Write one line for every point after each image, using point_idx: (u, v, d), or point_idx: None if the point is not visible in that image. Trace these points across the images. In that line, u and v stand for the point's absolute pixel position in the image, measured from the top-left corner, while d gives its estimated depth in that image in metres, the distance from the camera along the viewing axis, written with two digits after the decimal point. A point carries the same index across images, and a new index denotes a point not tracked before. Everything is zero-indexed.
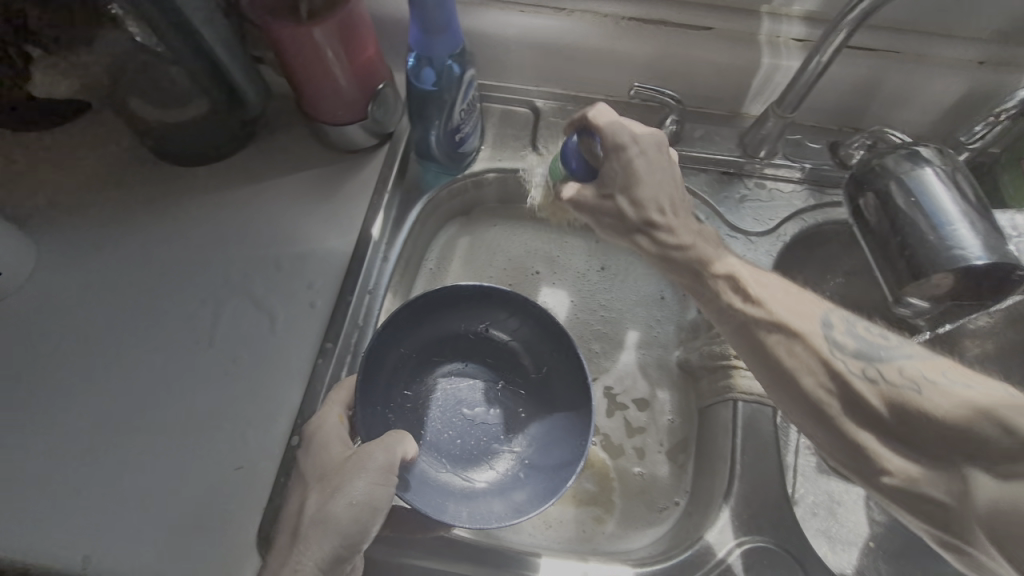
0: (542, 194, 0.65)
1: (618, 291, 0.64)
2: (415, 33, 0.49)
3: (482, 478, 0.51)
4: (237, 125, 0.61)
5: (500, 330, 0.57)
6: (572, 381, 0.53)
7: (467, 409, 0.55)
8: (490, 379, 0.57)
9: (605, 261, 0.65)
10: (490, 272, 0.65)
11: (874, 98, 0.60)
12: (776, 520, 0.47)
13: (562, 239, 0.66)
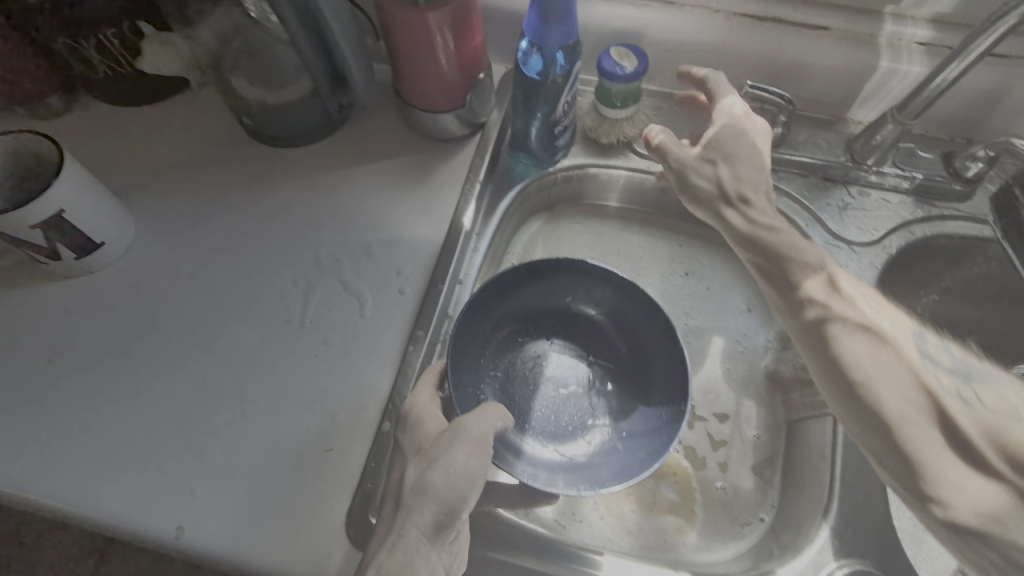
0: (631, 193, 0.65)
1: (703, 299, 0.62)
2: (532, 20, 0.49)
3: (578, 452, 0.51)
4: (335, 108, 0.62)
5: (587, 304, 0.57)
6: (665, 355, 0.52)
7: (560, 388, 0.55)
8: (575, 353, 0.57)
9: (690, 268, 0.64)
10: None
11: (998, 108, 0.57)
12: (879, 545, 0.45)
13: (648, 241, 0.65)
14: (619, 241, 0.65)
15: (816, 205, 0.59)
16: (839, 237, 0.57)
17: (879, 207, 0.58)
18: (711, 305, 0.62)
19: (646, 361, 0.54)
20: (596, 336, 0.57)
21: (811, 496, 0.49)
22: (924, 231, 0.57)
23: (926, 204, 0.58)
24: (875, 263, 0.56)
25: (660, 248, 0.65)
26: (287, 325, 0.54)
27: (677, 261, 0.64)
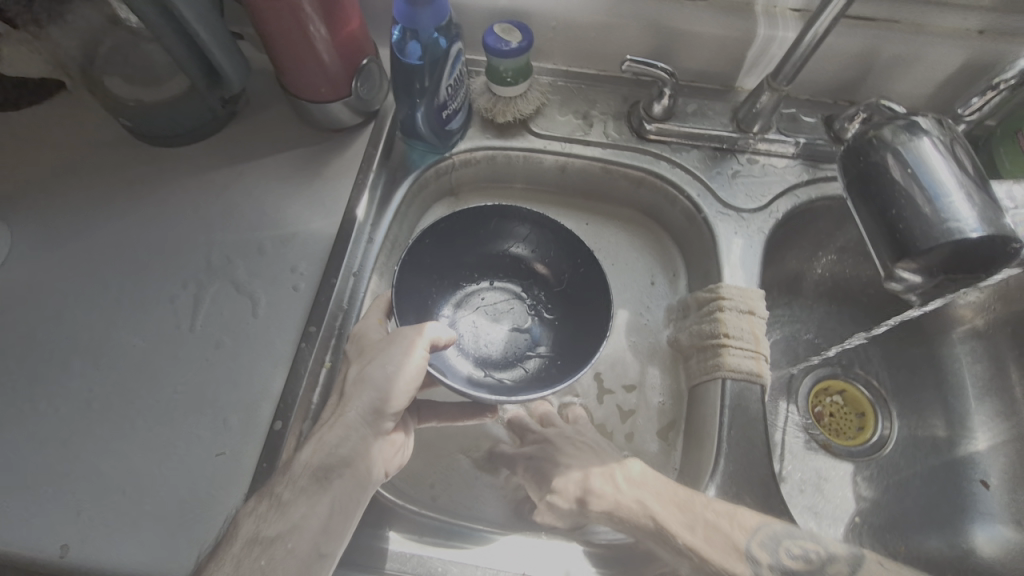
0: (531, 172, 0.64)
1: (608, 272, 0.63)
2: (400, 6, 0.48)
3: (511, 379, 0.54)
4: (218, 103, 0.59)
5: (520, 246, 0.59)
6: (593, 288, 0.54)
7: (501, 323, 0.58)
8: (515, 291, 0.59)
9: (595, 243, 0.65)
10: None
11: (872, 70, 0.58)
12: (762, 499, 0.47)
13: (553, 217, 0.66)
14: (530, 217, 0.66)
15: (708, 174, 0.60)
16: (727, 206, 0.59)
17: (765, 173, 0.60)
18: (618, 280, 0.63)
19: (575, 294, 0.57)
20: (536, 277, 0.59)
21: (702, 458, 0.51)
22: (808, 194, 0.59)
23: (811, 166, 0.60)
24: (763, 229, 0.58)
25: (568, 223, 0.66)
26: (178, 330, 0.52)
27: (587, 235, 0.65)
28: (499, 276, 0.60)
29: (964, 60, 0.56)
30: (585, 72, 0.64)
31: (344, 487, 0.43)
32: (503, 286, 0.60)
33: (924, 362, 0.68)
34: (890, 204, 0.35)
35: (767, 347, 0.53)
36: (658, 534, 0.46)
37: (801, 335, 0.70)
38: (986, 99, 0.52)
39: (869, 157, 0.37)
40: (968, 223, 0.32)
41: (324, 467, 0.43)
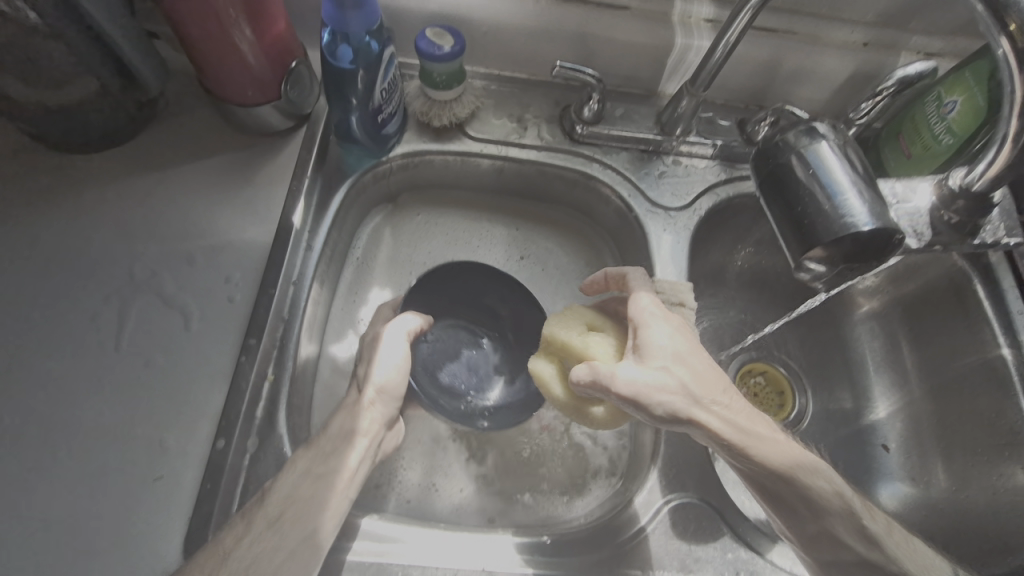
0: (464, 179, 0.66)
1: (533, 282, 0.66)
2: (328, 9, 0.48)
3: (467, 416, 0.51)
4: (133, 107, 0.55)
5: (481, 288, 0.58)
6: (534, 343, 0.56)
7: (458, 366, 0.55)
8: (466, 335, 0.57)
9: (522, 252, 0.67)
10: (410, 268, 0.64)
11: (776, 77, 0.64)
12: (700, 477, 0.51)
13: (484, 231, 0.67)
14: (467, 225, 0.67)
15: (637, 175, 0.63)
16: (656, 205, 0.62)
17: (688, 173, 0.64)
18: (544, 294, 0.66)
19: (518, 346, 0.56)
20: (489, 322, 0.57)
21: (645, 444, 0.54)
22: (727, 192, 0.64)
23: (728, 167, 0.65)
24: (689, 225, 0.62)
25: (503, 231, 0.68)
26: (100, 349, 0.49)
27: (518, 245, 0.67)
28: (450, 319, 0.57)
29: (853, 68, 0.62)
30: (516, 76, 0.66)
31: (361, 463, 0.46)
32: (454, 326, 0.56)
33: (832, 341, 0.75)
34: (795, 201, 0.39)
35: (697, 337, 0.57)
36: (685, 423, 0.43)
37: (726, 323, 0.75)
38: (872, 105, 0.58)
39: (775, 159, 0.41)
40: (860, 217, 0.36)
41: (350, 435, 0.46)
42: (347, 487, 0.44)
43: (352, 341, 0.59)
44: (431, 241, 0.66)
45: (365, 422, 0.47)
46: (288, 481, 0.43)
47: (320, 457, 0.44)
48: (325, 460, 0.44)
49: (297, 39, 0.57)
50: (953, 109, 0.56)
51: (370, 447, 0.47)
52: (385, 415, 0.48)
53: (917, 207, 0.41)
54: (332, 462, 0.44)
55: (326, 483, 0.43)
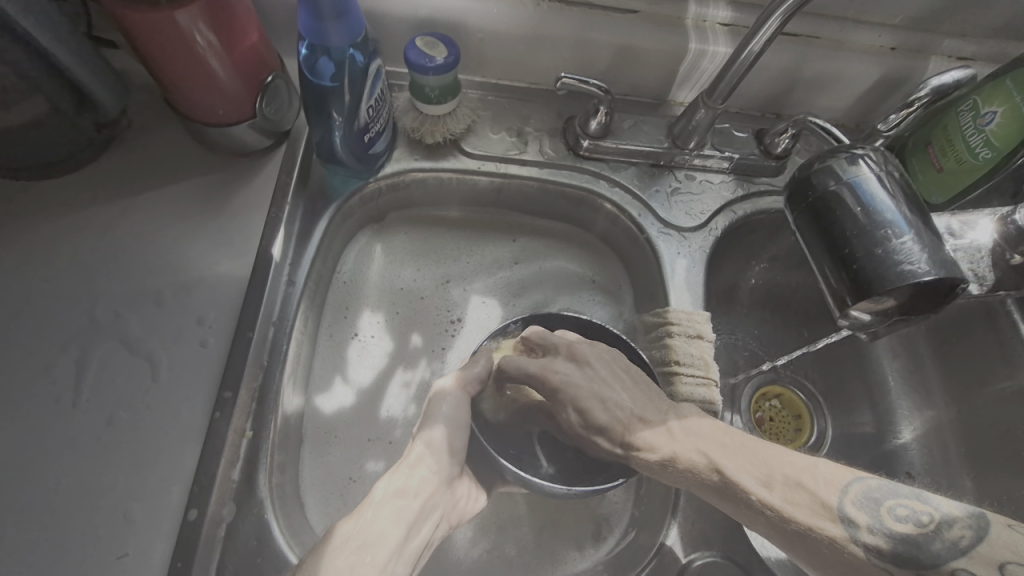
0: (461, 188, 0.59)
1: (534, 283, 0.61)
2: (305, 19, 0.42)
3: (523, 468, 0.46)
4: (91, 129, 0.50)
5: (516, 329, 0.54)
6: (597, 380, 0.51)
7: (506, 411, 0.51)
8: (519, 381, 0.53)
9: (515, 254, 0.62)
10: (404, 285, 0.59)
11: (796, 85, 0.59)
12: (722, 530, 0.47)
13: (479, 237, 0.62)
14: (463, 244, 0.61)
15: (646, 192, 0.59)
16: (668, 225, 0.57)
17: (701, 189, 0.59)
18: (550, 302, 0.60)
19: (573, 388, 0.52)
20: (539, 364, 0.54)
21: (662, 495, 0.50)
22: (743, 209, 0.59)
23: (744, 181, 0.60)
24: (704, 247, 0.57)
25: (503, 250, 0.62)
26: (55, 405, 0.43)
27: (521, 265, 0.61)
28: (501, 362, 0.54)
29: (880, 75, 0.57)
30: (514, 85, 0.60)
31: (413, 529, 0.39)
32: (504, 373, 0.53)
33: (850, 360, 0.68)
34: (842, 242, 0.36)
35: (716, 371, 0.52)
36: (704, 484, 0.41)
37: (739, 343, 0.69)
38: (903, 117, 0.52)
39: (818, 190, 0.38)
40: (920, 265, 0.33)
41: (395, 497, 0.40)
42: (395, 558, 0.37)
43: (340, 390, 0.53)
44: (425, 265, 0.60)
45: (418, 483, 0.41)
46: (328, 551, 0.37)
47: (362, 521, 0.38)
48: (367, 521, 0.38)
49: (274, 49, 0.51)
50: (992, 121, 0.50)
51: (425, 510, 0.40)
52: (440, 473, 0.42)
53: (976, 243, 0.38)
54: (380, 525, 0.38)
55: (369, 547, 0.37)
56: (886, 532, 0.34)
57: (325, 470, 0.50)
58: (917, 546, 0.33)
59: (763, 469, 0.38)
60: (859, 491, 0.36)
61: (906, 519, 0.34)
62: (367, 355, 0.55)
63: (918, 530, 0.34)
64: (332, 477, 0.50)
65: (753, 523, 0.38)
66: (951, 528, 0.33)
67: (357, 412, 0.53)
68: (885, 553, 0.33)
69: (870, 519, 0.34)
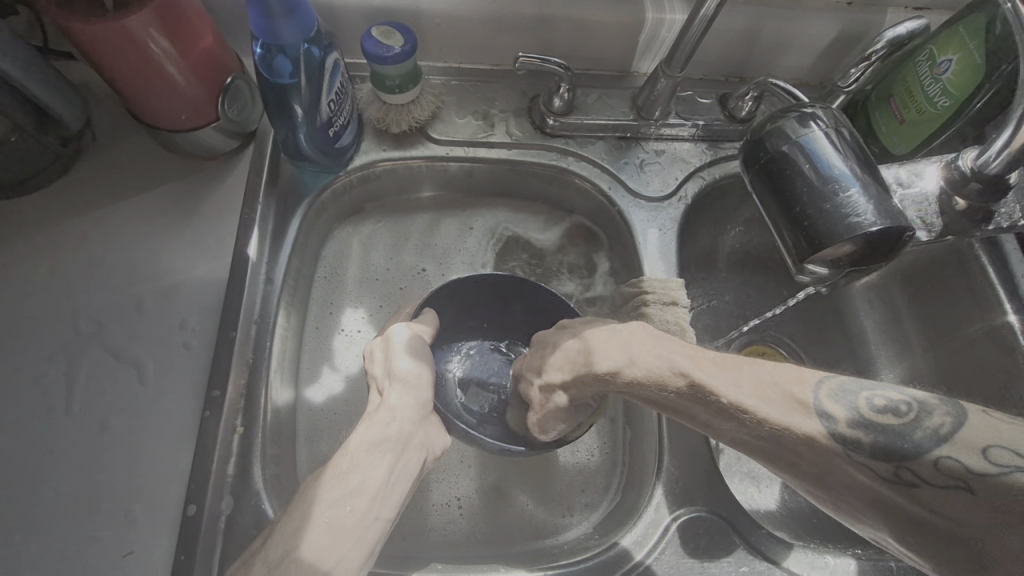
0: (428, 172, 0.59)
1: (499, 248, 0.62)
2: (256, 19, 0.42)
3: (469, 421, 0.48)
4: (57, 144, 0.50)
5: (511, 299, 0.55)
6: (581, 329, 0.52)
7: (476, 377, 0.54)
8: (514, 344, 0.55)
9: (475, 226, 0.63)
10: (379, 276, 0.60)
11: (757, 47, 0.59)
12: (706, 488, 0.48)
13: (442, 216, 0.63)
14: (435, 229, 0.62)
15: (616, 165, 0.59)
16: (638, 195, 0.58)
17: (669, 158, 0.60)
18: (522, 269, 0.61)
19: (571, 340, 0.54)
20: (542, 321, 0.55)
21: (647, 460, 0.51)
22: (712, 174, 0.60)
23: (711, 146, 0.61)
24: (675, 215, 0.58)
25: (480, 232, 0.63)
26: (48, 416, 0.44)
27: (487, 238, 0.63)
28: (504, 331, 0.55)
29: (838, 30, 0.58)
30: (477, 69, 0.61)
31: (398, 465, 0.39)
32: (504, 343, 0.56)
33: (829, 315, 0.69)
34: (794, 200, 0.37)
35: (693, 335, 0.53)
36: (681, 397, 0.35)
37: (721, 307, 0.68)
38: (863, 70, 0.52)
39: (770, 151, 0.39)
40: (868, 216, 0.35)
41: (379, 441, 0.39)
42: (378, 500, 0.37)
43: (328, 384, 0.54)
44: (400, 254, 0.61)
45: (393, 422, 0.40)
46: (302, 506, 0.37)
47: (340, 467, 0.38)
48: (345, 470, 0.38)
49: (231, 50, 0.51)
50: (948, 69, 0.51)
51: (405, 454, 0.40)
52: (415, 411, 0.42)
53: (923, 191, 0.42)
54: (359, 472, 0.38)
55: (355, 485, 0.37)
56: (866, 427, 0.31)
57: (318, 459, 0.51)
58: (897, 437, 0.31)
59: (735, 375, 0.34)
60: (834, 386, 0.33)
61: (885, 411, 0.32)
62: (352, 347, 0.56)
63: (896, 422, 0.31)
64: (325, 467, 0.51)
65: (730, 429, 0.35)
66: (930, 417, 0.31)
67: (347, 404, 0.54)
68: (869, 447, 0.31)
69: (846, 411, 0.32)
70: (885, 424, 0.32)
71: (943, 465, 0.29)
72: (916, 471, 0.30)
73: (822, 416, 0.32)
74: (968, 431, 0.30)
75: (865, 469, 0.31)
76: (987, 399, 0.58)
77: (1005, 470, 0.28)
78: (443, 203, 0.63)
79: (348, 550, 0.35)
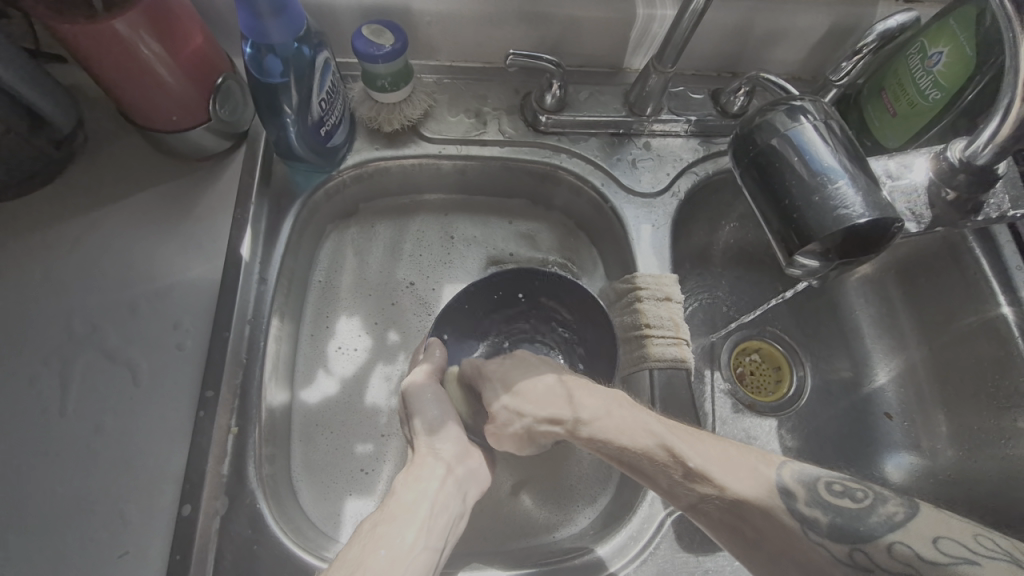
0: (416, 171, 0.59)
1: (486, 249, 0.62)
2: (244, 18, 0.42)
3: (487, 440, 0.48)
4: (49, 146, 0.50)
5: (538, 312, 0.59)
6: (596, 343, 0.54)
7: None
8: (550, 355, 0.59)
9: (457, 230, 0.63)
10: (367, 283, 0.59)
11: (748, 41, 0.59)
12: None
13: (428, 219, 0.63)
14: (422, 234, 0.62)
15: (609, 162, 0.59)
16: (631, 192, 0.58)
17: (661, 154, 0.60)
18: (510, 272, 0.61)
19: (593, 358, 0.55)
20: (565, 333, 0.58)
21: None
22: (705, 170, 0.60)
23: (705, 142, 0.61)
24: (668, 210, 0.58)
25: (466, 235, 0.63)
26: (42, 417, 0.44)
27: (473, 242, 0.62)
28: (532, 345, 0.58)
29: (829, 24, 0.58)
30: (468, 67, 0.61)
31: (437, 502, 0.39)
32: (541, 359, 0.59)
33: (825, 310, 0.69)
34: (783, 194, 0.37)
35: (687, 331, 0.54)
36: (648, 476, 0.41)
37: (716, 303, 0.68)
38: (854, 63, 0.52)
39: (759, 145, 0.39)
40: (855, 209, 0.35)
41: (413, 477, 0.40)
42: (425, 531, 0.37)
43: (323, 382, 0.54)
44: (388, 262, 0.60)
45: (428, 466, 0.41)
46: (359, 539, 0.36)
47: (387, 506, 0.38)
48: (391, 507, 0.38)
49: (222, 50, 0.51)
50: (938, 62, 0.50)
51: (446, 487, 0.40)
52: (446, 458, 0.42)
53: (912, 183, 0.43)
54: (405, 508, 0.38)
55: (401, 518, 0.37)
56: (823, 506, 0.37)
57: (314, 458, 0.51)
58: (853, 518, 0.36)
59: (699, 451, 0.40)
60: (793, 471, 0.40)
61: (842, 495, 0.38)
62: (348, 344, 0.56)
63: (853, 505, 0.37)
64: (321, 467, 0.51)
65: (710, 514, 0.39)
66: (885, 505, 0.37)
67: (342, 402, 0.54)
68: (826, 527, 0.36)
69: (806, 491, 0.38)
70: (845, 507, 0.37)
71: (896, 550, 0.34)
72: (869, 553, 0.35)
73: (789, 498, 0.38)
74: (915, 522, 0.35)
75: (821, 546, 0.36)
76: (982, 391, 0.58)
77: (954, 560, 0.32)
78: (427, 206, 0.63)
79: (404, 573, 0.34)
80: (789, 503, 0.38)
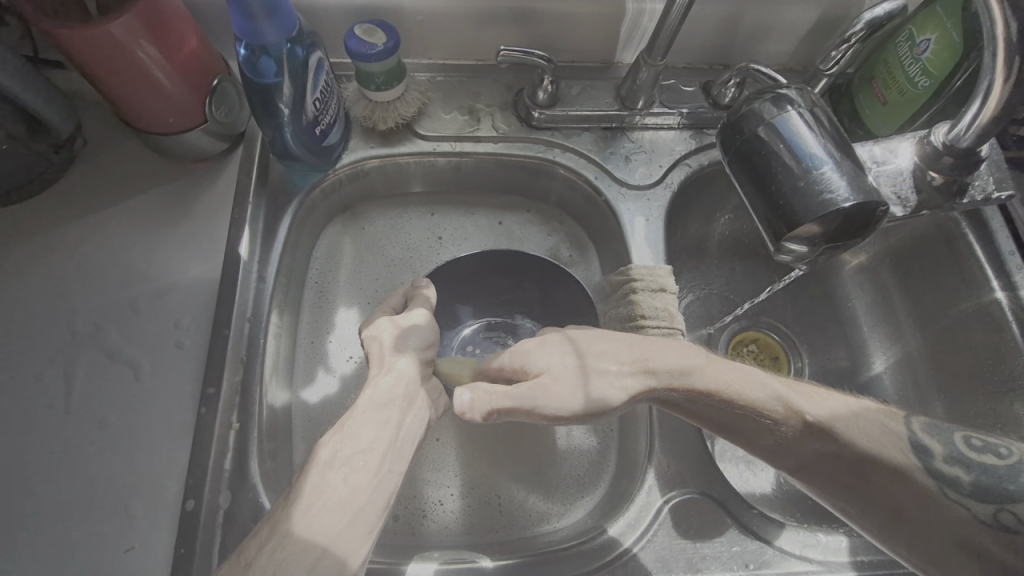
0: (411, 168, 0.60)
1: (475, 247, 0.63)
2: (237, 21, 0.43)
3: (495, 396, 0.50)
4: (48, 150, 0.51)
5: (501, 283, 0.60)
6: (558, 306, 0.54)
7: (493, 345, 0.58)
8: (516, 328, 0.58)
9: (442, 231, 0.63)
10: (361, 285, 0.60)
11: (739, 33, 0.60)
12: (698, 471, 0.49)
13: (415, 220, 0.63)
14: (408, 238, 0.63)
15: (603, 155, 0.60)
16: (625, 184, 0.59)
17: (654, 147, 0.60)
18: None
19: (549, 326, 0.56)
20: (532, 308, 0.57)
21: (638, 442, 0.52)
22: (699, 161, 0.60)
23: (697, 134, 0.61)
24: (662, 202, 0.58)
25: (452, 236, 0.63)
26: (48, 417, 0.45)
27: (462, 244, 0.63)
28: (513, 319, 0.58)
29: (818, 14, 0.58)
30: (460, 65, 0.61)
31: (405, 425, 0.41)
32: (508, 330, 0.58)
33: (822, 298, 0.69)
34: (770, 181, 0.38)
35: (681, 322, 0.53)
36: (763, 426, 0.42)
37: (712, 295, 0.68)
38: (843, 53, 0.52)
39: (746, 133, 0.40)
40: (841, 194, 0.36)
41: (382, 405, 0.41)
42: (389, 456, 0.39)
43: (323, 379, 0.55)
44: (379, 267, 0.61)
45: (400, 383, 0.42)
46: (314, 472, 0.37)
47: (348, 428, 0.39)
48: (352, 428, 0.39)
49: (215, 52, 0.52)
50: (927, 49, 0.50)
51: (410, 417, 0.42)
52: (416, 373, 0.44)
53: (898, 167, 0.44)
54: (366, 431, 0.39)
55: (360, 449, 0.38)
56: (965, 465, 0.40)
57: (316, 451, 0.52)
58: (1000, 472, 0.39)
59: (825, 405, 0.43)
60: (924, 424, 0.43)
61: (983, 451, 0.41)
62: (347, 340, 0.57)
63: (997, 460, 0.40)
64: None
65: (791, 454, 0.42)
66: (1006, 448, 0.41)
67: (342, 400, 0.55)
68: (968, 485, 0.39)
69: (943, 448, 0.41)
70: (992, 461, 0.40)
71: (1005, 517, 0.37)
72: (1014, 515, 0.37)
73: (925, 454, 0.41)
74: None
75: (971, 521, 0.38)
76: (979, 376, 0.58)
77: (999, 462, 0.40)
78: (414, 207, 0.64)
79: (347, 525, 0.35)
80: (925, 462, 0.40)
